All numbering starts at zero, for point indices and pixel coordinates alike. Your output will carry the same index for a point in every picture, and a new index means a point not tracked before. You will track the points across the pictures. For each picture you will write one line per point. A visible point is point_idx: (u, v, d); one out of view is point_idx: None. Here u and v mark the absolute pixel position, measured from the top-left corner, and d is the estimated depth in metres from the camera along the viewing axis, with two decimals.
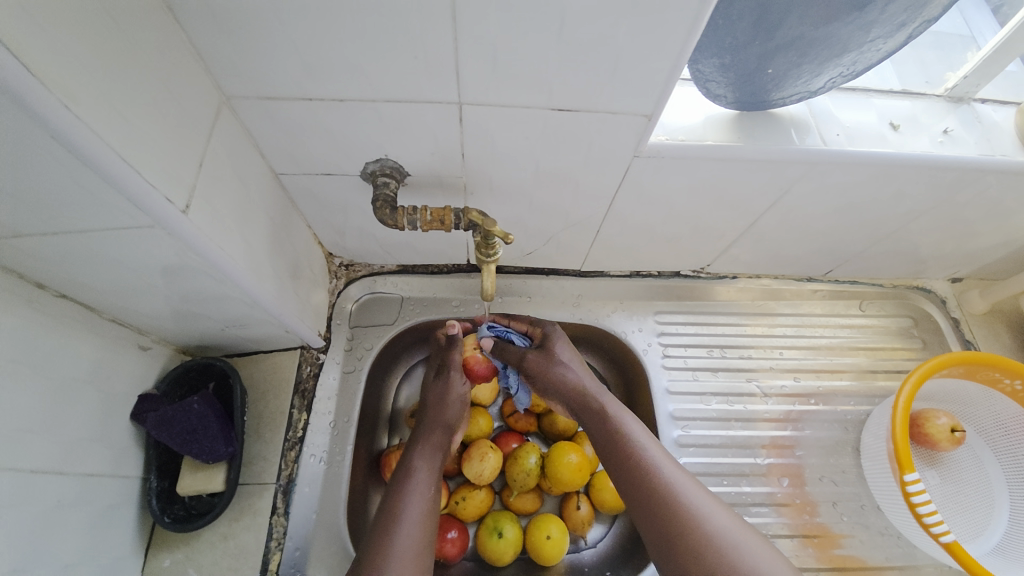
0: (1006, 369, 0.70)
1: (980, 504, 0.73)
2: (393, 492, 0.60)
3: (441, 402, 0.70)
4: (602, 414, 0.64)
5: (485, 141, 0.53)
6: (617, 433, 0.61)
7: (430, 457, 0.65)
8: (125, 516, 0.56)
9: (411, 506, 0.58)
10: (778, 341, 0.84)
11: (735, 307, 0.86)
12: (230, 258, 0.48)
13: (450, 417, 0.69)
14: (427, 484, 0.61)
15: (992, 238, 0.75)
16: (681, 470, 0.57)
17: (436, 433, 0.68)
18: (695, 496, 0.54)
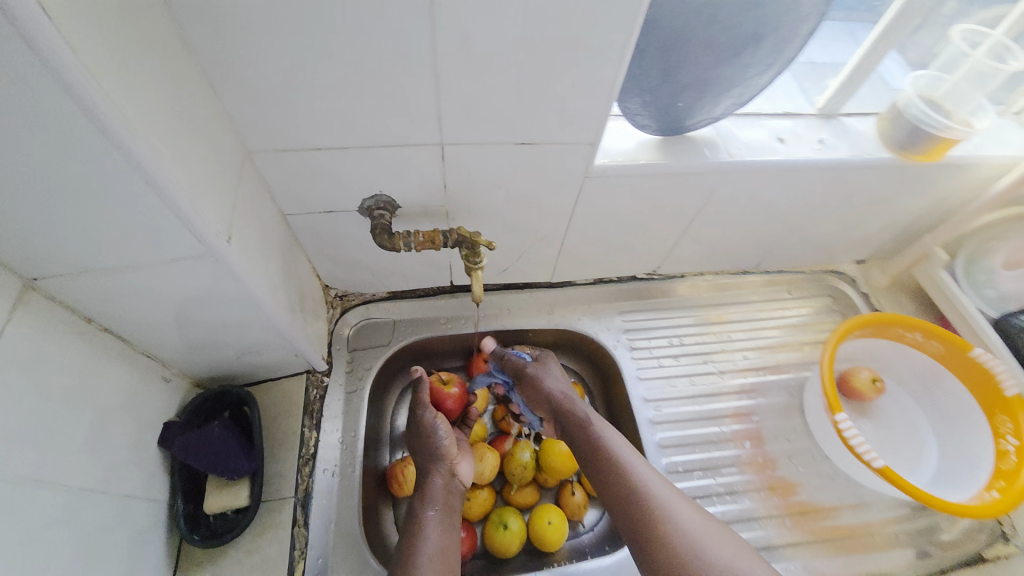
0: (907, 324, 0.85)
1: (910, 442, 0.85)
2: (408, 539, 0.66)
3: (433, 442, 0.75)
4: (602, 447, 0.71)
5: (464, 173, 0.65)
6: (617, 464, 0.68)
7: (439, 499, 0.71)
8: (156, 538, 0.59)
9: (424, 553, 0.64)
10: (732, 324, 0.98)
11: (695, 298, 1.00)
12: (256, 282, 0.56)
13: (442, 449, 0.75)
14: (439, 523, 0.68)
15: (877, 223, 0.93)
16: (664, 483, 0.67)
17: (439, 474, 0.73)
18: (674, 504, 0.65)
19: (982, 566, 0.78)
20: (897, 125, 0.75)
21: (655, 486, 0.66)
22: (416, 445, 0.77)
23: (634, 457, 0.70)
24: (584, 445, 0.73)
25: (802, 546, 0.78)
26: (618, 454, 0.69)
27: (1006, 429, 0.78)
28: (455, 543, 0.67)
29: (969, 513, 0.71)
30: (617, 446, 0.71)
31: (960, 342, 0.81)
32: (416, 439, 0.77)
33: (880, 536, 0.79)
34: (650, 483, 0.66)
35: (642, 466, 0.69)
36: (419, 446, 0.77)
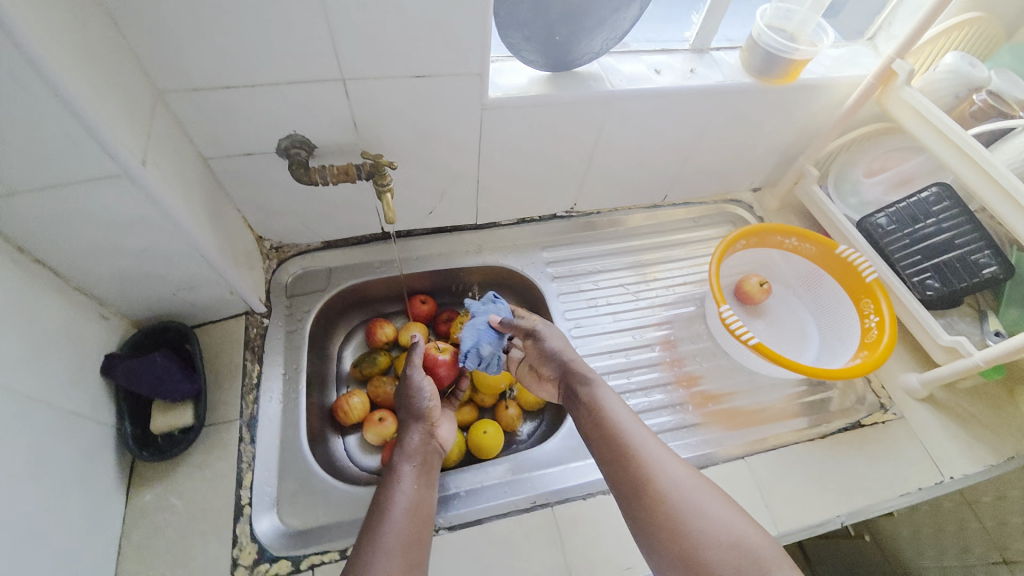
0: (782, 232, 0.98)
1: (796, 334, 0.99)
2: (383, 492, 0.68)
3: (417, 401, 0.78)
4: (597, 405, 0.74)
5: (369, 109, 0.72)
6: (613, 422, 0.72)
7: (413, 454, 0.73)
8: (106, 456, 0.64)
9: (397, 504, 0.66)
10: (661, 248, 1.11)
11: (634, 228, 1.12)
12: (180, 209, 0.61)
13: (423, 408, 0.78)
14: (415, 479, 0.70)
15: (758, 148, 1.05)
16: (658, 442, 0.70)
17: (417, 432, 0.76)
18: (664, 458, 0.68)
19: (862, 432, 0.88)
20: (754, 54, 0.87)
21: (648, 442, 0.70)
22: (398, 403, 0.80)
23: (628, 415, 0.73)
24: (581, 407, 0.76)
25: (706, 426, 0.89)
26: (612, 414, 0.73)
27: (868, 309, 0.90)
28: (428, 495, 0.69)
29: (832, 375, 0.82)
30: (613, 405, 0.74)
31: (826, 241, 0.95)
32: (401, 398, 0.80)
33: (769, 412, 0.91)
34: (644, 442, 0.70)
35: (636, 423, 0.72)
36: (400, 405, 0.79)
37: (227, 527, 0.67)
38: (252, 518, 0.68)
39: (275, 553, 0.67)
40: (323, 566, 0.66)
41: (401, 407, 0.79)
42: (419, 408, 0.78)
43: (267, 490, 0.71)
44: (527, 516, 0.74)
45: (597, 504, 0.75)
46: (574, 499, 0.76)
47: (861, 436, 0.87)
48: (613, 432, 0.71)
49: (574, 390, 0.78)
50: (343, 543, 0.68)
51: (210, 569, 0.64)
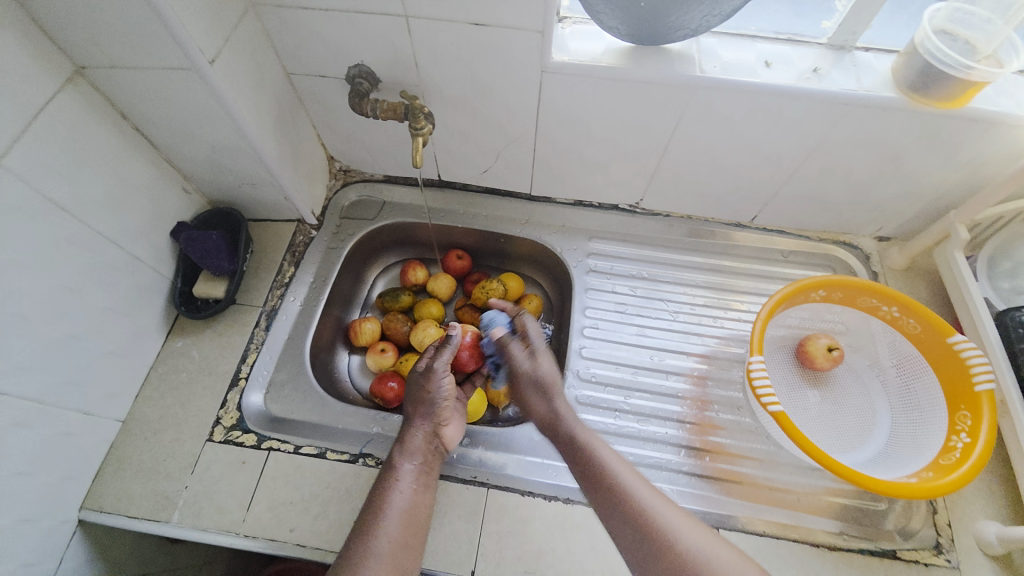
0: (882, 295, 0.79)
1: (859, 424, 0.79)
2: (379, 489, 0.64)
3: (429, 395, 0.71)
4: (598, 467, 0.65)
5: (429, 52, 0.73)
6: (618, 488, 0.62)
7: (414, 454, 0.67)
8: (155, 300, 0.79)
9: (393, 505, 0.62)
10: (754, 276, 0.96)
11: (742, 247, 0.99)
12: (241, 111, 0.70)
13: (436, 402, 0.71)
14: (412, 481, 0.65)
15: (893, 186, 0.84)
16: (649, 485, 0.64)
17: (422, 429, 0.70)
18: (661, 506, 0.61)
19: (890, 563, 0.70)
20: (911, 63, 0.68)
21: (659, 505, 0.61)
22: (409, 393, 0.73)
23: (631, 476, 0.64)
24: (566, 446, 0.68)
25: (692, 478, 0.78)
26: (600, 454, 0.66)
27: (961, 425, 0.70)
28: (423, 501, 0.64)
29: (896, 491, 0.64)
30: (599, 450, 0.66)
31: (940, 325, 0.74)
32: (413, 389, 0.73)
33: (779, 493, 0.76)
34: (637, 487, 0.62)
35: (641, 484, 0.63)
36: (410, 397, 0.73)
37: (222, 390, 0.78)
38: (244, 391, 0.78)
39: (248, 426, 0.76)
40: (278, 453, 0.73)
41: (412, 399, 0.72)
42: (429, 406, 0.71)
43: (262, 373, 0.81)
44: (463, 487, 0.72)
45: (532, 504, 0.72)
46: (513, 490, 0.73)
47: (883, 566, 0.70)
48: (619, 497, 0.62)
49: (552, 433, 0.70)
50: (301, 442, 0.75)
51: (198, 417, 0.76)
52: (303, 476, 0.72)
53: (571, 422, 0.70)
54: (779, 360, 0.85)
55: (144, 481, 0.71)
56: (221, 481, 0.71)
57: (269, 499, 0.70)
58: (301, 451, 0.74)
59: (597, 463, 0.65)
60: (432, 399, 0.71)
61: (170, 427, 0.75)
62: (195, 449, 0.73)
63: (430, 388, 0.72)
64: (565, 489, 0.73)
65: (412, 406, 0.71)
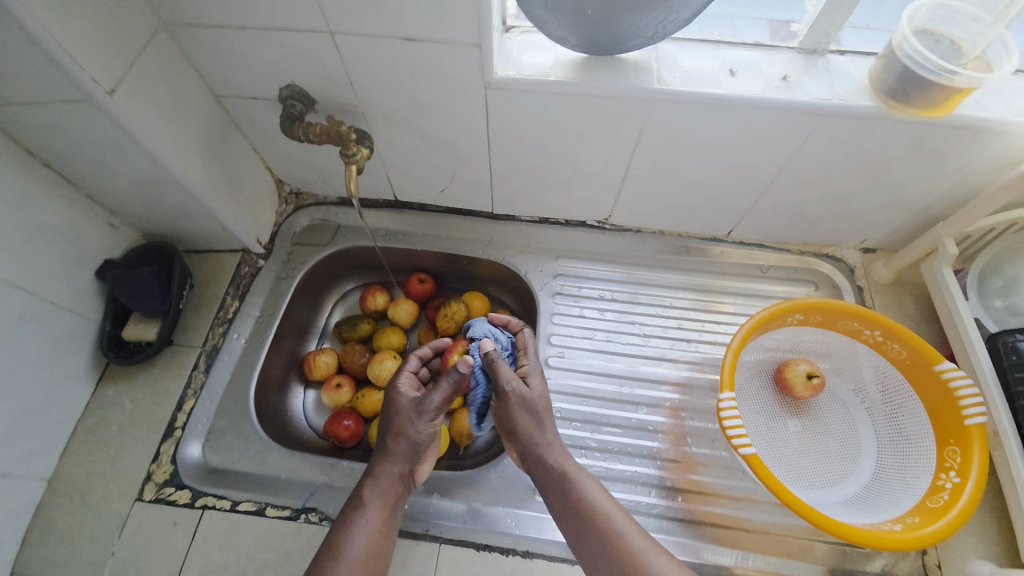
0: (864, 319, 0.73)
1: (844, 457, 0.73)
2: (342, 525, 0.60)
3: (407, 425, 0.65)
4: (589, 513, 0.59)
5: (363, 69, 0.67)
6: (609, 534, 0.58)
7: (383, 491, 0.63)
8: (81, 346, 0.73)
9: (355, 547, 0.58)
10: (735, 294, 0.90)
11: (732, 265, 0.93)
12: (155, 142, 0.64)
13: (415, 434, 0.65)
14: (378, 522, 0.61)
15: (875, 197, 0.78)
16: (643, 533, 0.59)
17: (397, 463, 0.64)
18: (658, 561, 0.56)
19: None
20: (889, 67, 0.62)
21: (651, 555, 0.56)
22: (390, 419, 0.66)
23: (622, 520, 0.59)
24: (553, 492, 0.62)
25: (664, 522, 0.72)
26: (592, 496, 0.60)
27: (953, 463, 0.64)
28: (385, 543, 0.60)
29: (871, 540, 0.59)
30: (595, 499, 0.60)
31: (927, 351, 0.68)
32: (397, 417, 0.65)
33: (757, 535, 0.71)
34: (627, 532, 0.58)
35: (634, 530, 0.58)
36: (389, 424, 0.66)
37: (155, 442, 0.72)
38: (180, 442, 0.73)
39: (182, 481, 0.70)
40: (213, 511, 0.68)
41: (392, 430, 0.65)
42: (410, 439, 0.65)
43: (200, 420, 0.75)
44: (412, 542, 0.67)
45: (489, 559, 0.66)
46: (468, 545, 0.67)
47: None
48: (607, 544, 0.57)
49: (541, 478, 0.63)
50: (238, 497, 0.69)
51: (127, 474, 0.70)
52: (240, 536, 0.66)
53: (559, 460, 0.63)
54: (757, 387, 0.79)
55: (67, 548, 0.66)
56: (151, 546, 0.66)
57: (202, 565, 0.65)
58: (237, 508, 0.68)
59: (588, 507, 0.60)
60: (409, 430, 0.65)
61: (97, 486, 0.69)
62: (123, 510, 0.68)
63: (406, 422, 0.65)
64: (524, 540, 0.67)
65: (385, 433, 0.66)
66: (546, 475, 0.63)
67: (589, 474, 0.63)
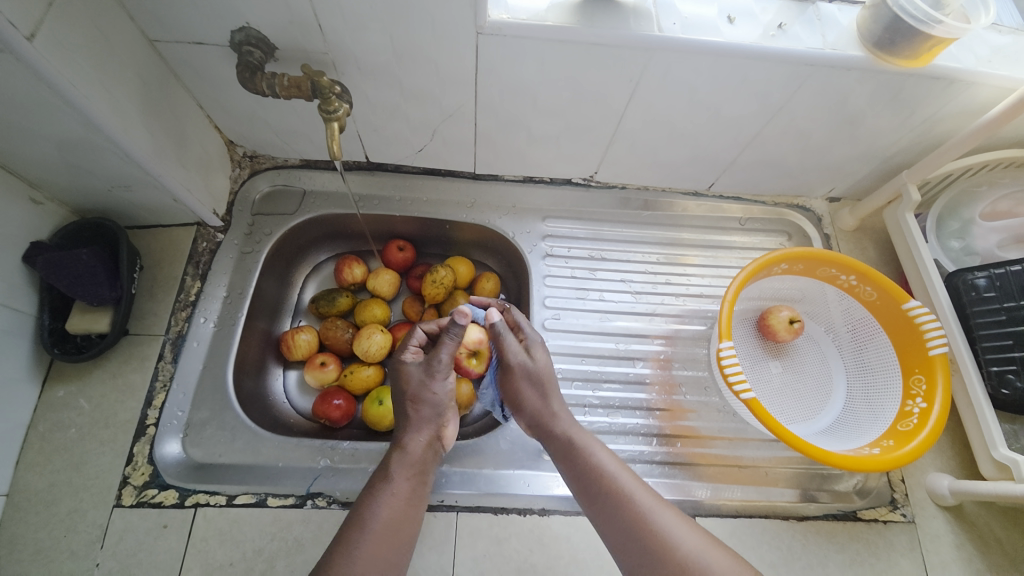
0: (841, 265, 0.78)
1: (819, 392, 0.80)
2: (365, 499, 0.56)
3: (425, 388, 0.62)
4: (598, 472, 0.59)
5: (334, 10, 0.58)
6: (619, 493, 0.58)
7: (411, 462, 0.59)
8: (17, 344, 0.63)
9: (381, 519, 0.55)
10: (702, 247, 0.93)
11: (688, 218, 0.95)
12: (90, 100, 0.54)
13: (433, 395, 0.62)
14: (405, 493, 0.57)
15: (848, 148, 0.81)
16: (652, 493, 0.58)
17: (422, 431, 0.61)
18: (668, 520, 0.56)
19: (853, 525, 0.73)
20: (878, 17, 0.63)
21: (660, 513, 0.56)
22: (398, 388, 0.63)
23: (631, 481, 0.59)
24: (562, 456, 0.62)
25: (665, 467, 0.76)
26: (600, 458, 0.61)
27: (917, 390, 0.72)
28: (412, 514, 0.57)
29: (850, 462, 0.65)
30: (609, 468, 0.60)
31: (895, 292, 0.74)
32: (402, 385, 0.63)
33: (748, 470, 0.77)
34: (637, 493, 0.58)
35: (641, 489, 0.59)
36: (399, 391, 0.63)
37: (126, 443, 0.65)
38: (156, 440, 0.66)
39: (166, 481, 0.64)
40: (207, 508, 0.63)
41: (411, 397, 0.62)
42: (431, 404, 0.62)
43: (176, 414, 0.68)
44: (429, 514, 0.66)
45: (508, 522, 0.67)
46: (486, 510, 0.68)
47: (847, 530, 0.72)
48: (621, 507, 0.57)
49: (558, 447, 0.62)
50: (234, 491, 0.65)
51: (99, 481, 0.63)
52: (242, 531, 0.63)
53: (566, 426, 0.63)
54: (743, 335, 0.84)
55: (39, 567, 0.59)
56: (141, 552, 0.61)
57: (205, 564, 0.61)
58: (235, 502, 0.64)
59: (598, 469, 0.60)
60: (427, 392, 0.62)
61: (65, 496, 0.62)
62: (102, 519, 0.62)
63: (425, 385, 0.62)
64: (540, 499, 0.68)
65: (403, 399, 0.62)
66: (553, 439, 0.63)
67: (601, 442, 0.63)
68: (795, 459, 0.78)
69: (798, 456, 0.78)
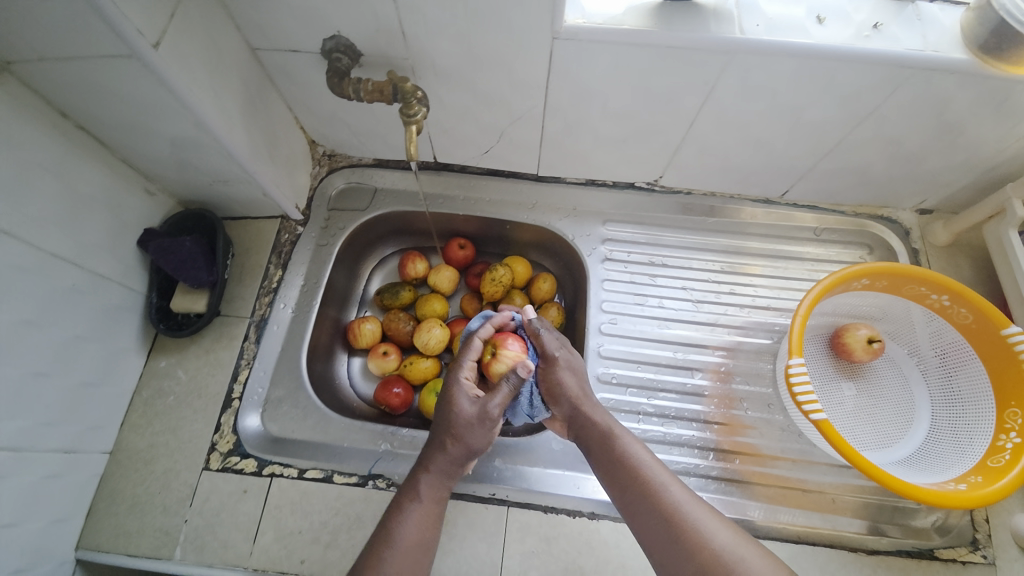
0: (933, 284, 0.72)
1: (896, 419, 0.75)
2: (391, 514, 0.57)
3: (469, 428, 0.61)
4: (627, 461, 0.59)
5: (417, 19, 0.61)
6: (648, 482, 0.56)
7: (437, 487, 0.59)
8: (130, 318, 0.72)
9: (404, 535, 0.55)
10: (769, 257, 0.89)
11: (755, 226, 0.91)
12: (199, 102, 0.60)
13: (474, 436, 0.61)
14: (430, 517, 0.58)
15: (945, 156, 0.75)
16: (687, 490, 0.57)
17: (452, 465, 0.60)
18: (701, 516, 0.54)
19: (929, 564, 0.68)
20: (986, 16, 0.58)
21: (691, 508, 0.54)
22: (450, 421, 0.61)
23: (663, 475, 0.58)
24: (595, 447, 0.62)
25: (722, 483, 0.74)
26: (631, 450, 0.60)
27: (1015, 425, 0.65)
28: (432, 539, 0.57)
29: (918, 495, 0.61)
30: (643, 460, 0.59)
31: (993, 315, 0.67)
32: (455, 420, 0.61)
33: (814, 495, 0.73)
34: (668, 487, 0.56)
35: (676, 484, 0.57)
36: (446, 422, 0.61)
37: (214, 413, 0.72)
38: (239, 413, 0.73)
39: (247, 450, 0.71)
40: (281, 479, 0.69)
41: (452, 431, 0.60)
42: (469, 445, 0.61)
43: (257, 390, 0.74)
44: (481, 506, 0.68)
45: (557, 522, 0.68)
46: (535, 507, 0.69)
47: (922, 569, 0.67)
48: (652, 499, 0.55)
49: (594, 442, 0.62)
50: (305, 465, 0.70)
51: (191, 445, 0.70)
52: (310, 503, 0.68)
53: (603, 419, 0.63)
54: (814, 352, 0.79)
55: (140, 516, 0.67)
56: (223, 513, 0.67)
57: (277, 529, 0.66)
58: (305, 476, 0.69)
59: (628, 458, 0.59)
60: (468, 431, 0.61)
61: (162, 456, 0.70)
62: (191, 480, 0.69)
63: (467, 422, 0.61)
64: (589, 503, 0.69)
65: (441, 426, 0.61)
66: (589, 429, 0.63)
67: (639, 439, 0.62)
68: (867, 488, 0.73)
69: (871, 485, 0.73)
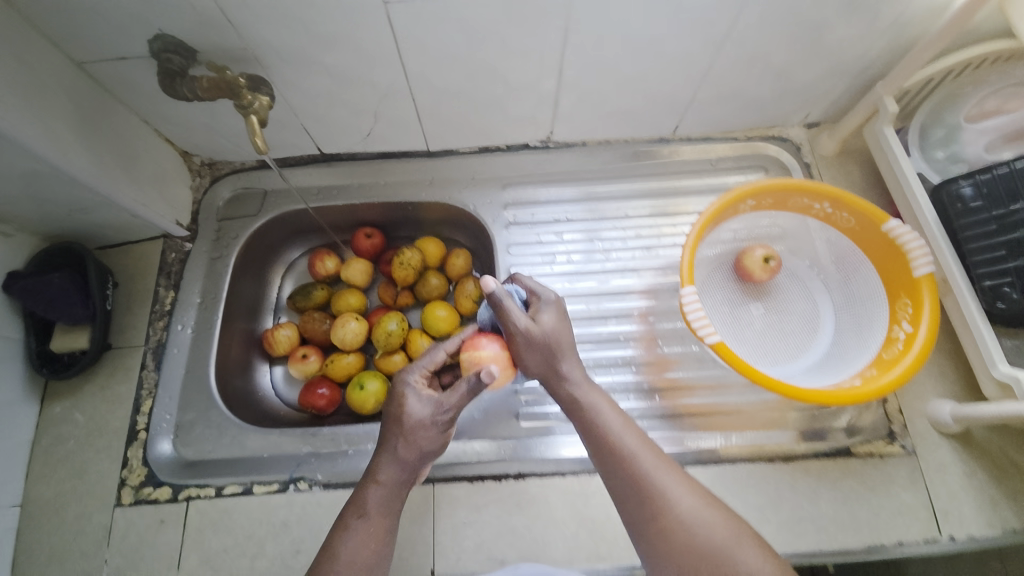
0: (813, 193, 0.73)
1: (805, 329, 0.76)
2: (337, 529, 0.55)
3: (416, 429, 0.56)
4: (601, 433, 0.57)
5: (239, 4, 0.58)
6: (619, 451, 0.55)
7: (385, 496, 0.55)
8: (9, 369, 0.68)
9: (348, 554, 0.52)
10: (696, 194, 0.89)
11: (679, 161, 0.90)
12: (18, 127, 0.56)
13: (427, 436, 0.56)
14: (377, 531, 0.54)
15: (814, 66, 0.75)
16: (657, 453, 0.56)
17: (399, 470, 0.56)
18: (669, 481, 0.54)
19: (845, 461, 0.71)
20: None
21: (661, 473, 0.54)
22: (395, 420, 0.57)
23: (635, 441, 0.56)
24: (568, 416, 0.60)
25: (645, 422, 0.75)
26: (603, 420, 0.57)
27: (903, 313, 0.68)
28: (383, 552, 0.55)
29: (823, 399, 0.62)
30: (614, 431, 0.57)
31: (873, 213, 0.69)
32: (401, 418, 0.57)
33: (733, 417, 0.74)
34: (639, 453, 0.55)
35: (646, 448, 0.56)
36: (392, 422, 0.57)
37: (120, 449, 0.70)
38: (147, 443, 0.70)
39: (160, 479, 0.68)
40: (198, 501, 0.67)
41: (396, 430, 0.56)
42: (419, 446, 0.56)
43: (164, 418, 0.72)
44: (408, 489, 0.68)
45: (485, 489, 0.68)
46: (463, 479, 0.68)
47: (840, 467, 0.71)
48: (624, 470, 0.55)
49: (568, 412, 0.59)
50: (223, 483, 0.68)
51: (100, 485, 0.68)
52: (233, 519, 0.66)
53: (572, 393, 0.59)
54: (720, 281, 0.79)
55: (56, 567, 0.65)
56: (142, 547, 0.65)
57: (202, 551, 0.65)
58: (223, 493, 0.67)
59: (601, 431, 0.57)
60: (419, 430, 0.56)
61: (72, 502, 0.67)
62: (106, 520, 0.66)
63: (415, 420, 0.56)
64: (516, 465, 0.69)
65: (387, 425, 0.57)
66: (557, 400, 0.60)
67: (612, 402, 0.60)
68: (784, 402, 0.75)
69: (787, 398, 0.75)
